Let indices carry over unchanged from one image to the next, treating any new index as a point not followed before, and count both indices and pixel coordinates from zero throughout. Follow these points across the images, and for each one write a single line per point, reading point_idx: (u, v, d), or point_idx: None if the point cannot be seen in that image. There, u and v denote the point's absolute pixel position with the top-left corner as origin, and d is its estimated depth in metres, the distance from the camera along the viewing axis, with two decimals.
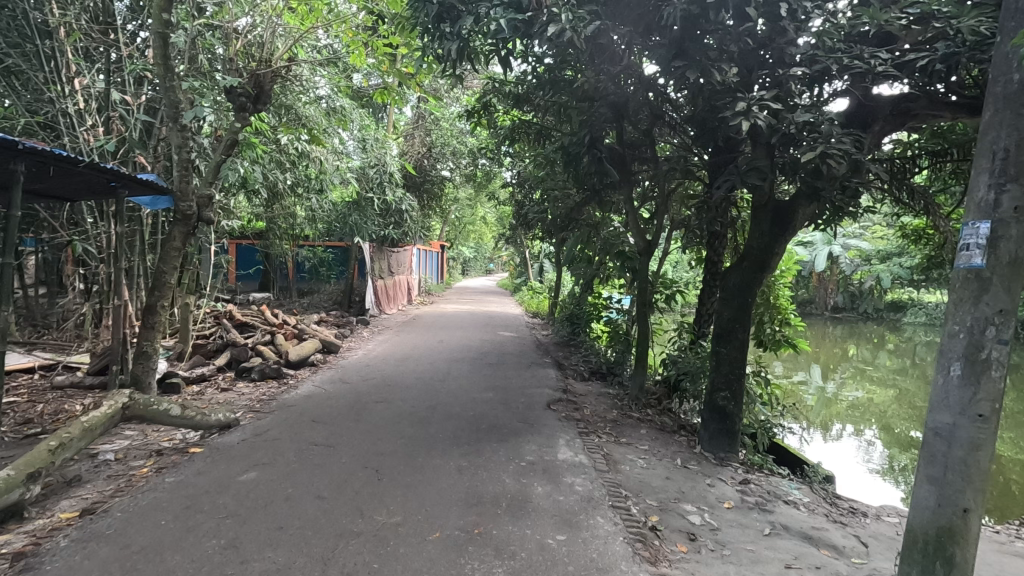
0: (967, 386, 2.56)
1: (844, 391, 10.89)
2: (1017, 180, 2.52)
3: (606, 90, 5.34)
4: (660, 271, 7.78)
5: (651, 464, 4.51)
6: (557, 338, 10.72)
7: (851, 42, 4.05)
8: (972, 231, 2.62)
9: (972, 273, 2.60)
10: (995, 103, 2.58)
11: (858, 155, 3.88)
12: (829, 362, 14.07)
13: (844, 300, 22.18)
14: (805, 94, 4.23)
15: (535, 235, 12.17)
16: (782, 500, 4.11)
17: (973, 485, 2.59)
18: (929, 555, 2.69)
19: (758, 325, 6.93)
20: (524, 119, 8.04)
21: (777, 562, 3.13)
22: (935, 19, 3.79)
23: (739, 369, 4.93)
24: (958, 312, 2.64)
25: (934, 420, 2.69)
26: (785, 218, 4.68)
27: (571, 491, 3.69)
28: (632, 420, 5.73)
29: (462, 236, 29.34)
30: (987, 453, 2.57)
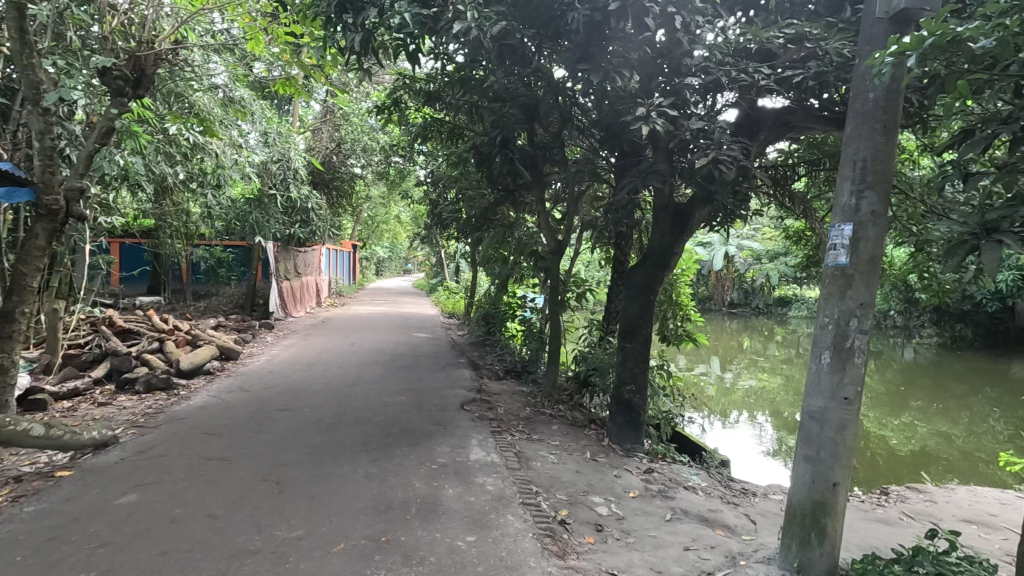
0: (835, 372, 2.84)
1: (740, 380, 11.76)
2: (873, 187, 2.83)
3: (515, 92, 5.33)
4: (572, 270, 7.99)
5: (562, 459, 4.61)
6: (472, 338, 10.71)
7: (739, 57, 4.36)
8: (838, 232, 2.90)
9: (839, 270, 2.88)
10: (854, 117, 2.88)
11: (745, 162, 4.18)
12: (727, 354, 15.15)
13: (739, 296, 23.99)
14: (700, 104, 4.50)
15: (451, 235, 12.07)
16: (682, 486, 4.35)
17: (841, 461, 2.87)
18: (806, 528, 2.94)
19: (663, 321, 7.29)
20: (436, 118, 7.94)
21: (676, 545, 3.31)
22: (808, 41, 4.17)
23: (643, 364, 5.17)
24: (827, 305, 2.92)
25: (810, 405, 2.95)
26: (682, 220, 4.96)
27: (482, 491, 3.68)
28: (544, 418, 5.82)
29: (376, 235, 28.59)
30: (852, 431, 2.86)
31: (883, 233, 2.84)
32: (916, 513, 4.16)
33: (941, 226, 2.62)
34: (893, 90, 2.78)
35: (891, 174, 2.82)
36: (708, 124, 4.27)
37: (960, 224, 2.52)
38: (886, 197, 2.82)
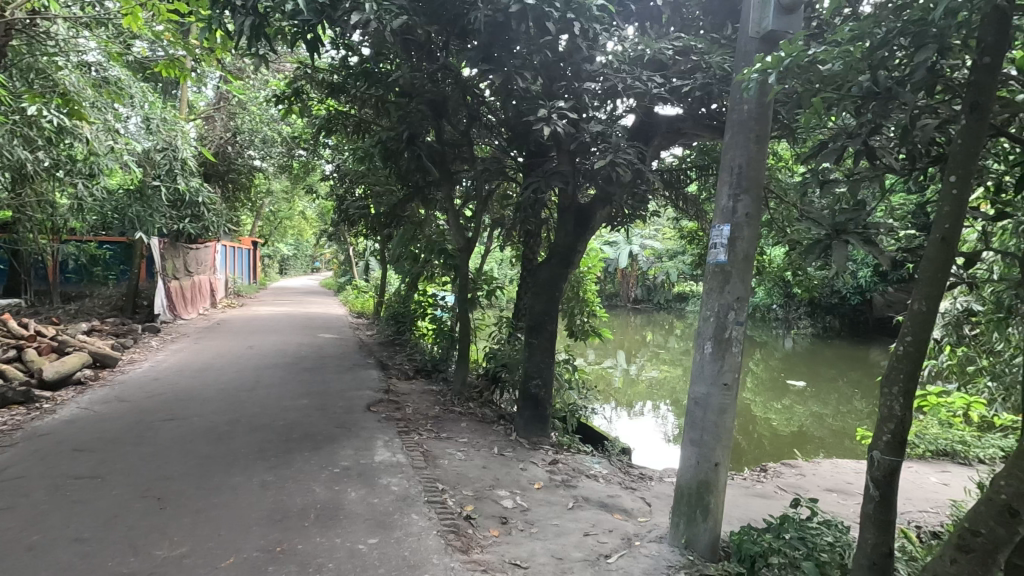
0: (716, 361, 3.10)
1: (643, 372, 12.41)
2: (747, 191, 3.10)
3: (422, 88, 5.28)
4: (482, 268, 8.04)
5: (470, 455, 4.64)
6: (382, 337, 10.46)
7: (634, 65, 4.61)
8: (717, 233, 3.16)
9: (718, 267, 3.13)
10: (731, 127, 3.14)
11: (640, 165, 4.43)
12: (632, 347, 15.93)
13: (643, 293, 25.29)
14: (600, 108, 4.69)
15: (359, 232, 11.70)
16: (585, 475, 4.54)
17: (721, 443, 3.13)
18: (692, 507, 3.16)
19: (570, 317, 7.53)
20: (340, 110, 7.66)
21: (577, 531, 3.45)
22: (695, 54, 4.49)
23: (549, 358, 5.32)
24: (709, 299, 3.17)
25: (694, 391, 3.19)
26: (585, 219, 5.17)
27: (386, 492, 3.62)
28: (453, 415, 5.82)
29: (279, 232, 27.06)
30: (731, 414, 3.12)
31: (755, 233, 3.12)
32: (788, 485, 4.63)
33: (802, 227, 2.92)
34: (764, 104, 3.06)
35: (762, 180, 3.10)
36: (607, 128, 4.48)
37: (817, 226, 2.83)
38: (758, 201, 3.10)
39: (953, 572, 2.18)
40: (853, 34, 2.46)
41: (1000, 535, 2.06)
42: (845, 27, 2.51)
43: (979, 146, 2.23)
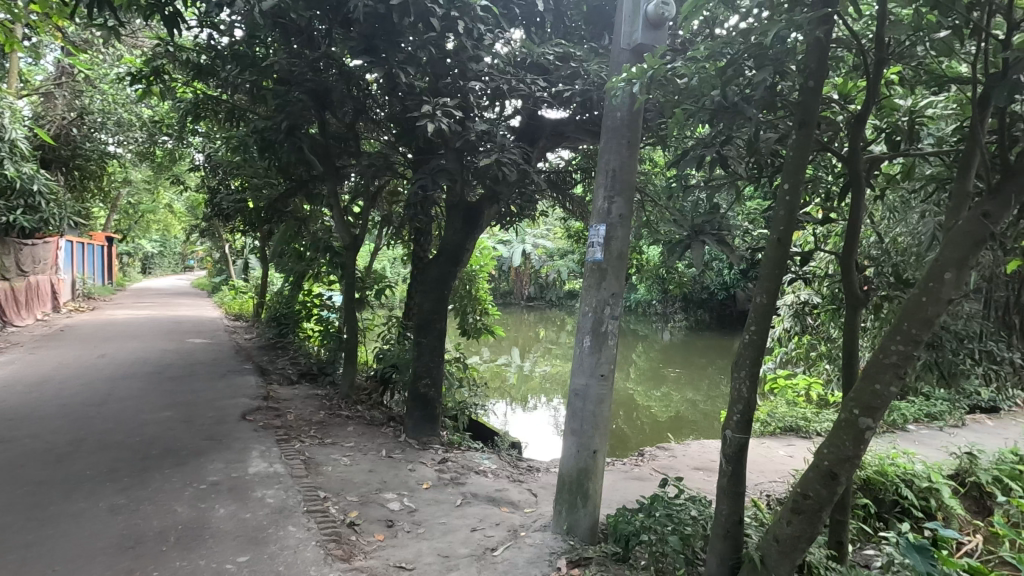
0: (594, 353, 3.26)
1: (536, 368, 12.74)
2: (621, 194, 3.29)
3: (301, 76, 4.99)
4: (371, 267, 7.79)
5: (355, 460, 4.49)
6: (262, 340, 9.76)
7: (519, 68, 4.72)
8: (595, 233, 3.32)
9: (595, 265, 3.30)
10: (607, 132, 3.32)
11: (525, 166, 4.54)
12: (525, 344, 16.30)
13: (536, 291, 25.91)
14: (487, 108, 4.73)
15: (235, 228, 10.83)
16: (474, 471, 4.57)
17: (599, 431, 3.30)
18: (573, 493, 3.29)
19: (462, 316, 7.52)
20: (209, 95, 7.03)
21: (464, 528, 3.47)
22: (573, 61, 4.70)
23: (438, 357, 5.31)
24: (588, 295, 3.32)
25: (575, 383, 3.33)
26: (473, 219, 5.21)
27: (261, 505, 3.39)
28: (339, 420, 5.59)
29: (141, 227, 24.26)
30: (608, 404, 3.30)
31: (628, 233, 3.32)
32: (662, 467, 5.00)
33: (667, 228, 3.17)
34: (635, 112, 3.27)
35: (633, 184, 3.31)
36: (493, 127, 4.53)
37: (679, 227, 3.08)
38: (631, 203, 3.30)
39: (789, 531, 2.48)
40: (708, 52, 2.71)
41: (824, 496, 2.38)
42: (700, 46, 2.75)
43: (807, 158, 2.55)
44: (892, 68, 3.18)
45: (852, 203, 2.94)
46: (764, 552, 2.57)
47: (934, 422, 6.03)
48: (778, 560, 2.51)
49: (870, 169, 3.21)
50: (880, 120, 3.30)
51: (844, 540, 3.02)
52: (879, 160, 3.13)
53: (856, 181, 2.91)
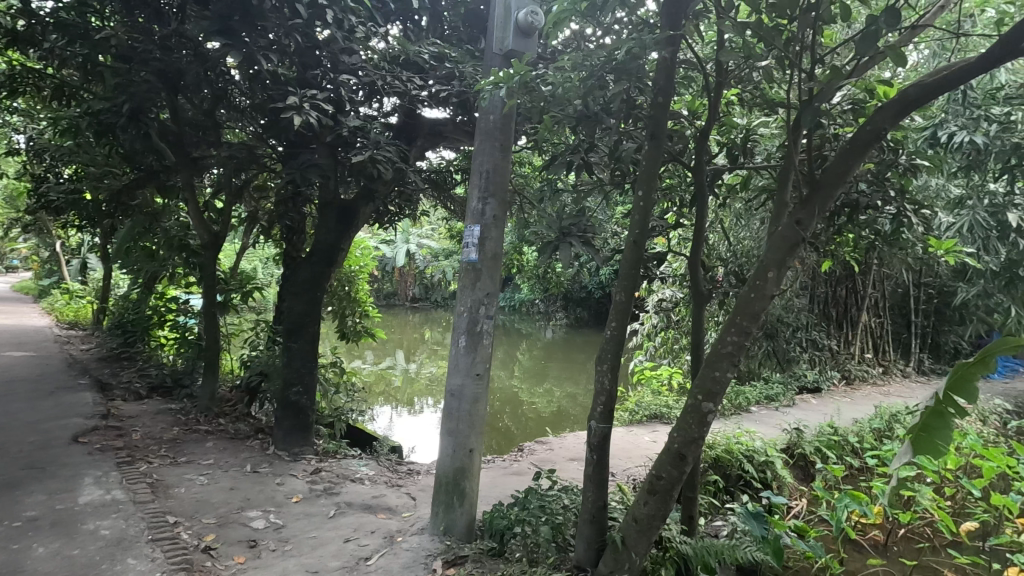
0: (469, 353, 3.29)
1: (421, 370, 12.53)
2: (494, 196, 3.35)
3: (146, 54, 4.47)
4: (235, 267, 7.17)
5: (214, 478, 4.12)
6: (104, 351, 8.59)
7: (394, 65, 4.60)
8: (470, 234, 3.35)
9: (470, 265, 3.33)
10: (480, 134, 3.35)
11: (402, 164, 4.44)
12: (410, 346, 15.98)
13: (421, 292, 25.33)
14: (363, 104, 4.54)
15: (67, 222, 9.42)
16: (350, 479, 4.40)
17: (476, 430, 3.32)
18: (450, 494, 3.29)
19: (340, 318, 7.18)
20: (30, 67, 6.06)
21: (337, 539, 3.33)
22: (449, 62, 4.67)
23: (311, 362, 5.02)
24: (463, 296, 3.34)
25: (450, 384, 3.33)
26: (349, 218, 5.01)
27: (93, 538, 2.99)
28: (196, 436, 5.08)
29: None
30: (484, 403, 3.34)
31: (502, 234, 3.38)
32: (540, 461, 5.17)
33: (538, 230, 3.28)
34: (507, 116, 3.33)
35: (506, 187, 3.37)
36: (367, 123, 4.37)
37: (549, 229, 3.20)
38: (505, 204, 3.37)
39: (646, 512, 2.68)
40: (573, 64, 2.84)
41: (674, 475, 2.60)
42: (565, 59, 2.89)
43: (657, 166, 2.78)
44: (731, 90, 3.56)
45: (697, 209, 3.26)
46: (625, 533, 2.76)
47: (772, 403, 6.86)
48: (637, 539, 2.70)
49: (713, 179, 3.58)
50: (722, 136, 3.68)
51: (693, 515, 3.34)
52: (719, 172, 3.52)
53: (701, 189, 3.23)
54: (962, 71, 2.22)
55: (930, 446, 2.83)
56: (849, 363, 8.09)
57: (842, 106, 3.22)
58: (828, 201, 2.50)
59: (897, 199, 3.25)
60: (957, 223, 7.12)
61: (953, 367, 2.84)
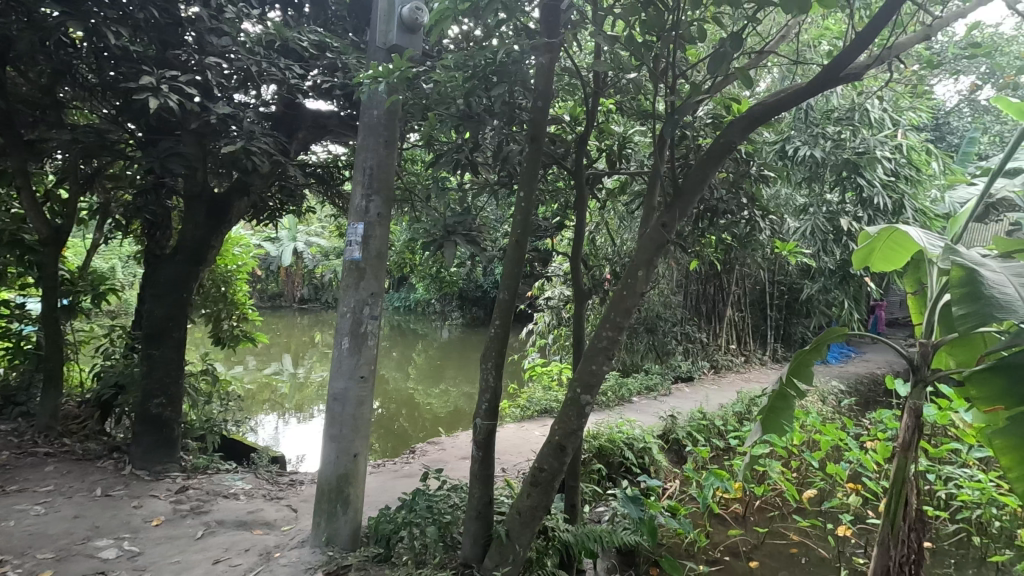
0: (353, 355, 3.16)
1: (311, 374, 11.89)
2: (378, 193, 3.24)
3: None
4: (84, 265, 6.33)
5: (54, 507, 3.62)
6: None
7: (270, 51, 4.28)
8: (353, 232, 3.22)
9: (353, 264, 3.20)
10: (363, 129, 3.21)
11: (279, 157, 4.17)
12: (298, 350, 15.10)
13: (310, 292, 23.72)
14: (234, 91, 4.19)
15: None
16: (222, 496, 4.07)
17: (360, 434, 3.20)
18: (332, 501, 3.15)
19: (214, 322, 6.59)
20: None
21: (204, 561, 3.07)
22: (331, 52, 4.44)
23: (176, 371, 4.57)
24: (346, 295, 3.21)
25: (333, 387, 3.18)
26: (220, 212, 4.63)
27: None
28: (32, 460, 4.43)
29: None
30: (369, 406, 3.22)
31: (387, 233, 3.28)
32: (432, 462, 5.12)
33: (423, 228, 3.24)
34: (391, 112, 3.21)
35: (391, 183, 3.26)
36: (239, 112, 4.04)
37: (433, 227, 3.18)
38: (389, 202, 3.27)
39: (529, 503, 2.76)
40: (455, 63, 2.83)
41: (556, 467, 2.70)
42: (446, 59, 2.87)
43: (537, 168, 2.87)
44: (610, 99, 3.74)
45: (577, 210, 3.41)
46: (509, 526, 2.82)
47: (651, 392, 7.37)
48: (520, 531, 2.78)
49: (592, 182, 3.77)
50: (601, 142, 3.89)
51: (576, 503, 3.48)
52: (596, 176, 3.73)
53: (579, 191, 3.38)
54: (795, 95, 2.52)
55: (775, 425, 3.21)
56: (717, 354, 8.91)
57: (705, 119, 3.51)
58: (689, 205, 2.72)
59: (748, 205, 3.64)
60: (801, 227, 8.11)
61: (795, 354, 3.25)
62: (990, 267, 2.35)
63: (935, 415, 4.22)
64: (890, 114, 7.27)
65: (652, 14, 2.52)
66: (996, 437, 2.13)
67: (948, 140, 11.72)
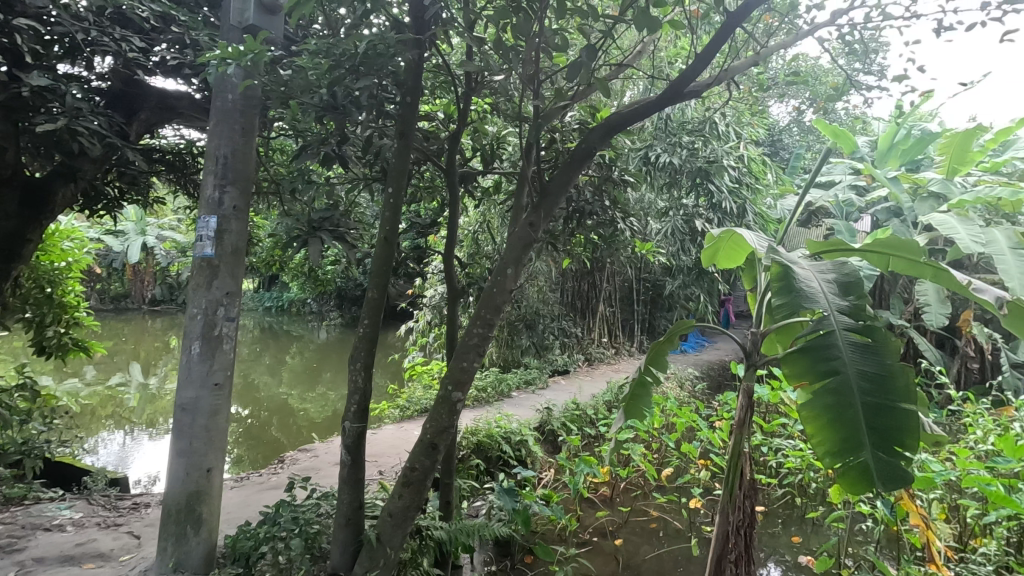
0: (204, 360, 2.84)
1: (165, 384, 10.68)
2: (234, 183, 2.93)
3: None
4: None
5: None
6: None
7: (101, 18, 3.74)
8: (204, 225, 2.88)
9: (205, 261, 2.87)
10: (215, 114, 2.89)
11: (115, 139, 3.67)
12: (150, 357, 13.49)
13: (163, 293, 21.36)
14: (54, 61, 3.60)
15: None
16: (43, 529, 3.52)
17: (214, 447, 2.91)
18: (181, 522, 2.85)
19: (35, 328, 5.57)
20: None
21: None
22: (178, 25, 3.99)
23: None
24: (196, 296, 2.88)
25: (181, 397, 2.85)
26: (39, 201, 4.00)
27: None
28: None
29: None
30: (224, 415, 2.94)
31: (245, 227, 2.99)
32: (302, 470, 4.85)
33: (286, 224, 3.02)
34: (249, 97, 2.91)
35: (250, 173, 2.98)
36: (61, 85, 3.48)
37: (296, 223, 2.97)
38: (247, 194, 2.98)
39: (400, 504, 2.71)
40: (317, 50, 2.65)
41: (427, 465, 2.69)
42: (308, 44, 2.69)
43: (406, 166, 2.84)
44: (484, 99, 3.78)
45: (450, 208, 3.41)
46: (380, 529, 2.75)
47: (530, 386, 7.61)
48: (392, 533, 2.72)
49: (466, 180, 3.80)
50: (475, 140, 3.92)
51: (451, 500, 3.47)
52: (470, 174, 3.76)
53: (452, 188, 3.38)
54: (648, 106, 2.72)
55: (637, 410, 3.47)
56: (591, 347, 9.49)
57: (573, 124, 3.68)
58: (555, 206, 2.83)
59: (611, 208, 3.89)
60: (663, 229, 8.83)
61: (653, 343, 3.50)
62: (801, 265, 2.73)
63: (767, 395, 4.81)
64: (735, 128, 8.15)
65: (519, 19, 2.57)
66: (803, 408, 2.38)
67: (781, 154, 13.43)
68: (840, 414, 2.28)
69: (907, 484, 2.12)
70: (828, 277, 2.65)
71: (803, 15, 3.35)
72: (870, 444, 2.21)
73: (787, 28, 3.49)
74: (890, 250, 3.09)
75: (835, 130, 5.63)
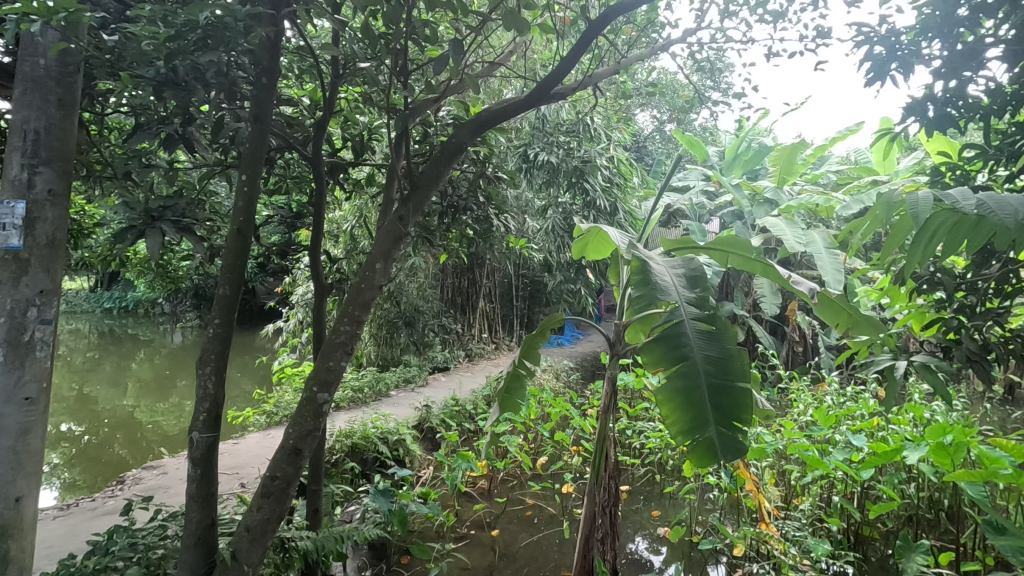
0: (10, 372, 2.32)
1: None
2: (49, 164, 2.40)
3: None
4: None
5: None
6: None
7: None
8: (6, 209, 2.30)
9: (9, 255, 2.31)
10: (20, 81, 2.33)
11: None
12: None
13: None
14: None
15: None
16: None
17: (24, 471, 2.39)
18: None
19: None
20: None
21: None
22: None
23: None
24: None
25: None
26: None
27: None
28: None
29: None
30: (39, 433, 2.43)
31: (64, 215, 2.46)
32: (148, 491, 4.32)
33: (117, 212, 2.62)
34: (66, 62, 2.41)
35: (70, 152, 2.46)
36: None
37: (129, 213, 2.58)
38: (67, 175, 2.46)
39: (258, 517, 2.52)
40: (152, 15, 2.31)
41: (290, 473, 2.51)
42: (142, 9, 2.34)
43: (261, 154, 2.64)
44: (353, 88, 3.61)
45: (316, 201, 3.22)
46: (236, 546, 2.53)
47: (409, 384, 7.50)
48: (249, 549, 2.52)
49: (334, 172, 3.62)
50: (345, 130, 3.72)
51: (318, 507, 3.29)
52: (339, 164, 3.58)
53: (318, 179, 3.18)
54: (516, 105, 2.77)
55: (511, 402, 3.55)
56: (470, 343, 9.58)
57: (445, 119, 3.64)
58: (425, 200, 2.79)
59: (486, 204, 3.92)
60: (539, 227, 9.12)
61: (526, 337, 3.61)
62: (656, 260, 2.97)
63: (632, 381, 5.20)
64: (604, 132, 8.63)
65: (389, 7, 2.47)
66: (657, 392, 2.59)
67: (645, 159, 14.52)
68: (688, 395, 2.51)
69: (743, 455, 2.37)
70: (678, 271, 2.91)
71: (660, 31, 3.66)
72: (711, 420, 2.45)
73: (647, 42, 3.79)
74: (730, 248, 3.47)
75: (689, 139, 6.20)
